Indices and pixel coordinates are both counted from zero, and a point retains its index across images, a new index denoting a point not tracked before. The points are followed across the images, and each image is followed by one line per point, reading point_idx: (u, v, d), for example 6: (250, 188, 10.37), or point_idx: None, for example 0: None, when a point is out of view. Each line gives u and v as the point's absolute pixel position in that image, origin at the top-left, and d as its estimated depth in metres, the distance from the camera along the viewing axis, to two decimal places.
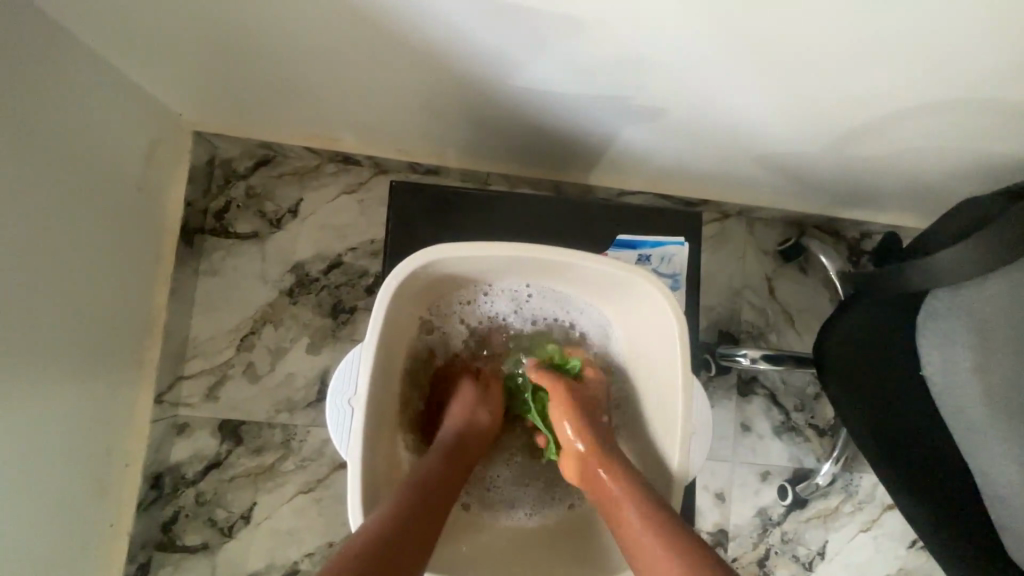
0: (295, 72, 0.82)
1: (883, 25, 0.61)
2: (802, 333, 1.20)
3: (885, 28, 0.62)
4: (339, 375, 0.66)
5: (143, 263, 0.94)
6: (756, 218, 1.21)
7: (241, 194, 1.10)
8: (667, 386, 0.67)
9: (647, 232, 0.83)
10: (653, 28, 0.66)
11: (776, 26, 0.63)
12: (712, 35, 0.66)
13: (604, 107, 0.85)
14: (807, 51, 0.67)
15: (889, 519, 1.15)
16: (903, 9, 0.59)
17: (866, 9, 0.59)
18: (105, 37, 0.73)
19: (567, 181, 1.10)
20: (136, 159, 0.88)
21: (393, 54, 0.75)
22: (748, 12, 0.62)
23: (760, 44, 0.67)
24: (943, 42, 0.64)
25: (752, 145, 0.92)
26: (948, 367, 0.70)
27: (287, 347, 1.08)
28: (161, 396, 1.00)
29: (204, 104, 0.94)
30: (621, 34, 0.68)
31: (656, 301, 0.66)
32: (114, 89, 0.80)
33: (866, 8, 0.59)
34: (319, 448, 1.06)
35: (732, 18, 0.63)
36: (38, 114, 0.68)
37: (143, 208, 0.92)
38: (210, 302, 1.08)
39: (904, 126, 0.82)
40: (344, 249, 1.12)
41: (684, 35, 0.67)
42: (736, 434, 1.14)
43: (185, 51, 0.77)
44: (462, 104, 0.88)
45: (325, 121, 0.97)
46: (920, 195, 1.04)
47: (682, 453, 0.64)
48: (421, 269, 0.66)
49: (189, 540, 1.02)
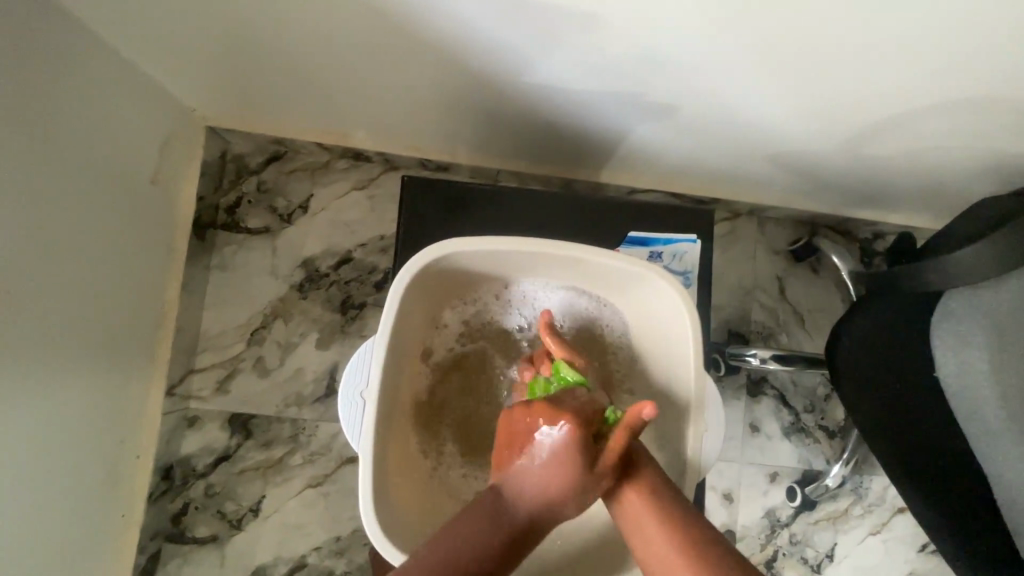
0: (306, 68, 0.83)
1: (890, 24, 0.61)
2: (813, 334, 1.19)
3: (892, 28, 0.61)
4: (352, 366, 0.66)
5: (157, 256, 0.95)
6: (767, 218, 1.20)
7: (252, 189, 1.11)
8: (682, 382, 0.67)
9: (659, 229, 0.82)
10: (658, 27, 0.66)
11: (787, 23, 0.63)
12: (719, 35, 0.66)
13: (615, 103, 0.84)
14: (814, 50, 0.67)
15: (900, 523, 1.14)
16: (910, 9, 0.58)
17: (871, 9, 0.59)
18: (117, 30, 0.73)
19: (578, 178, 1.10)
20: (151, 154, 0.89)
21: (404, 50, 0.76)
22: (752, 11, 0.61)
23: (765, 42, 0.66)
24: (958, 40, 0.63)
25: (763, 143, 0.92)
26: (964, 369, 0.69)
27: (296, 342, 1.09)
28: (172, 389, 1.01)
29: (216, 99, 0.94)
30: (624, 32, 0.68)
31: (670, 297, 0.66)
32: (130, 85, 0.81)
33: (871, 8, 0.59)
34: (328, 443, 1.07)
35: (736, 17, 0.63)
36: (56, 108, 0.69)
37: (157, 202, 0.93)
38: (222, 296, 1.09)
39: (918, 125, 0.81)
40: (354, 245, 1.12)
41: (689, 35, 0.67)
42: (745, 435, 1.13)
43: (199, 46, 0.78)
44: (473, 100, 0.88)
45: (337, 117, 0.97)
46: (935, 195, 1.03)
47: (696, 449, 0.64)
48: (434, 263, 0.66)
49: (199, 532, 1.03)
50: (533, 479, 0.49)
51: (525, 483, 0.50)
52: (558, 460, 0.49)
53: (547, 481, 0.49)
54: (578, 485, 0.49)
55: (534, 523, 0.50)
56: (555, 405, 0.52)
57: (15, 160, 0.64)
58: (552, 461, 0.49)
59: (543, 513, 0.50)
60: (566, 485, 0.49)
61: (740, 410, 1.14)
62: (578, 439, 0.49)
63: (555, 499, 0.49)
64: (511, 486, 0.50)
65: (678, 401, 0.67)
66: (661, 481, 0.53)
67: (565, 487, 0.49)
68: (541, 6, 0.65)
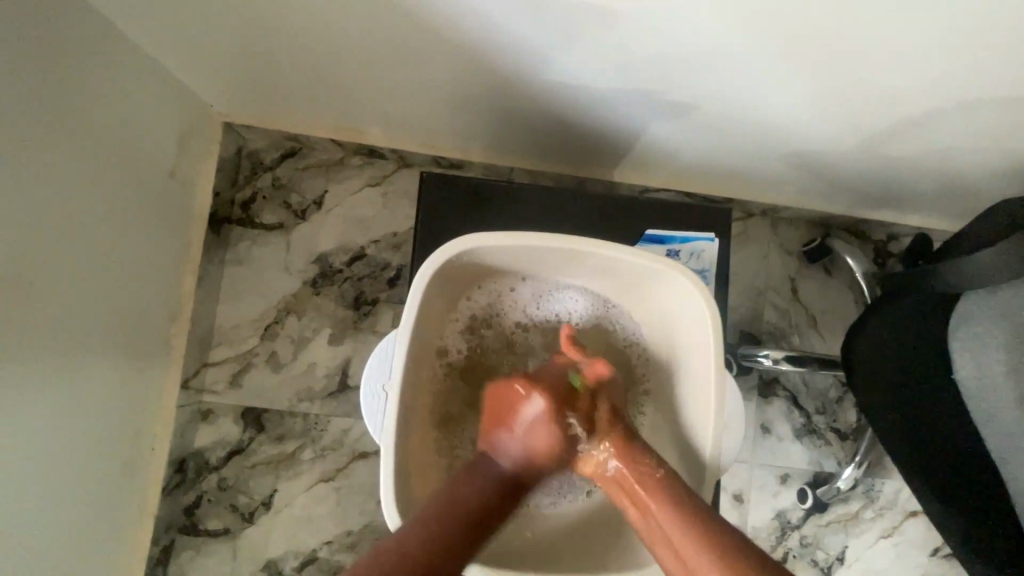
0: (322, 64, 0.83)
1: (908, 22, 0.60)
2: (825, 335, 1.19)
3: (910, 26, 0.61)
4: (374, 361, 0.69)
5: (173, 250, 0.96)
6: (781, 218, 1.20)
7: (267, 185, 1.12)
8: (700, 378, 0.66)
9: (676, 227, 0.82)
10: (673, 25, 0.66)
11: (808, 20, 0.62)
12: (733, 33, 0.66)
13: (630, 100, 0.84)
14: (830, 48, 0.67)
15: (912, 526, 1.13)
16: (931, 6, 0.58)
17: (888, 8, 0.59)
18: (137, 23, 0.74)
19: (591, 177, 1.10)
20: (168, 149, 0.90)
21: (420, 45, 0.76)
22: (769, 7, 0.61)
23: (780, 40, 0.66)
24: (980, 41, 0.62)
25: (778, 143, 0.91)
26: (982, 370, 0.69)
27: (309, 338, 1.10)
28: (187, 382, 1.02)
29: (233, 94, 0.95)
30: (637, 31, 0.68)
31: (690, 293, 0.66)
32: (148, 79, 0.82)
33: (889, 7, 0.58)
34: (340, 438, 1.08)
35: (752, 14, 0.62)
36: (74, 100, 0.70)
37: (174, 196, 0.94)
38: (236, 291, 1.09)
39: (936, 125, 0.80)
40: (367, 241, 1.13)
41: (704, 33, 0.67)
42: (756, 436, 1.13)
43: (216, 41, 0.79)
44: (488, 98, 0.88)
45: (351, 113, 0.98)
46: (951, 197, 1.02)
47: (715, 446, 0.64)
48: (455, 258, 0.67)
49: (211, 524, 1.04)
50: (514, 444, 0.57)
51: (505, 445, 0.57)
52: (536, 428, 0.56)
53: (530, 444, 0.56)
54: (553, 447, 0.56)
55: (520, 480, 0.57)
56: (531, 380, 0.59)
57: (33, 151, 0.65)
58: (531, 428, 0.56)
59: (525, 471, 0.57)
60: (546, 449, 0.56)
61: (752, 411, 1.13)
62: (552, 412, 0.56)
63: (536, 458, 0.56)
64: (497, 452, 0.57)
65: (699, 397, 0.66)
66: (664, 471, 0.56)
67: (545, 450, 0.56)
68: (556, 4, 0.65)
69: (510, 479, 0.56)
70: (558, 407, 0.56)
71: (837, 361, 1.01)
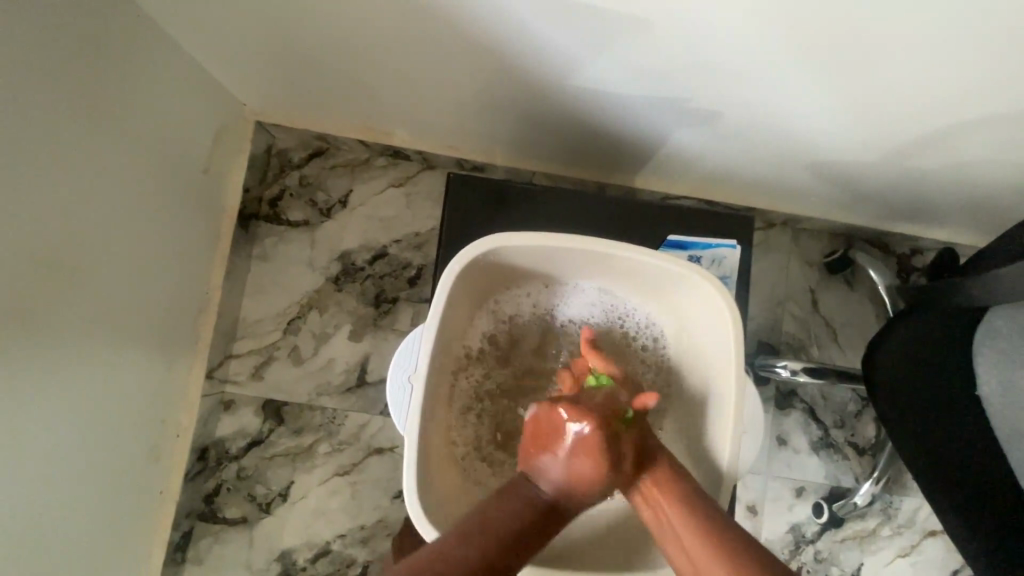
0: (349, 65, 0.86)
1: (916, 26, 0.59)
2: (845, 348, 1.18)
3: (918, 29, 0.60)
4: (400, 355, 0.71)
5: (203, 243, 0.99)
6: (802, 229, 1.19)
7: (294, 183, 1.15)
8: (721, 387, 0.67)
9: (698, 233, 0.83)
10: (684, 27, 0.66)
11: (817, 22, 0.61)
12: (744, 36, 0.66)
13: (656, 106, 0.85)
14: (839, 52, 0.66)
15: (930, 545, 1.11)
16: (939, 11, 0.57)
17: (899, 10, 0.57)
18: (172, 18, 0.76)
19: (613, 182, 1.11)
20: (203, 145, 0.94)
21: (441, 49, 0.78)
22: (777, 10, 0.61)
23: (793, 44, 0.66)
24: (996, 51, 0.61)
25: (803, 151, 0.91)
26: (1010, 389, 0.68)
27: (330, 333, 1.12)
28: (211, 371, 1.05)
29: (264, 93, 0.98)
30: (653, 34, 0.69)
31: (714, 299, 0.67)
32: (188, 79, 0.86)
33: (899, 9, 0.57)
34: (356, 433, 1.10)
35: (761, 11, 0.61)
36: (117, 97, 0.73)
37: (207, 191, 0.98)
38: (261, 285, 1.12)
39: (962, 137, 0.79)
40: (390, 241, 1.15)
41: (720, 34, 0.66)
42: (772, 448, 1.12)
43: (246, 40, 0.82)
44: (511, 102, 0.90)
45: (377, 114, 1.00)
46: (977, 211, 1.01)
47: (734, 454, 0.64)
48: (484, 256, 0.68)
49: (230, 512, 1.06)
50: (558, 473, 0.53)
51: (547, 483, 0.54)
52: (581, 457, 0.53)
53: (573, 471, 0.53)
54: (601, 479, 0.53)
55: (562, 511, 0.54)
56: (574, 405, 0.54)
57: (71, 140, 0.67)
58: (575, 456, 0.53)
59: (568, 498, 0.54)
60: (589, 477, 0.53)
61: (769, 422, 1.12)
62: (599, 435, 0.53)
63: (578, 490, 0.53)
64: (537, 477, 0.54)
65: (719, 409, 0.67)
66: (679, 473, 0.57)
67: (590, 482, 0.53)
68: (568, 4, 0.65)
69: (552, 506, 0.53)
70: (608, 433, 0.53)
71: (857, 373, 1.00)
